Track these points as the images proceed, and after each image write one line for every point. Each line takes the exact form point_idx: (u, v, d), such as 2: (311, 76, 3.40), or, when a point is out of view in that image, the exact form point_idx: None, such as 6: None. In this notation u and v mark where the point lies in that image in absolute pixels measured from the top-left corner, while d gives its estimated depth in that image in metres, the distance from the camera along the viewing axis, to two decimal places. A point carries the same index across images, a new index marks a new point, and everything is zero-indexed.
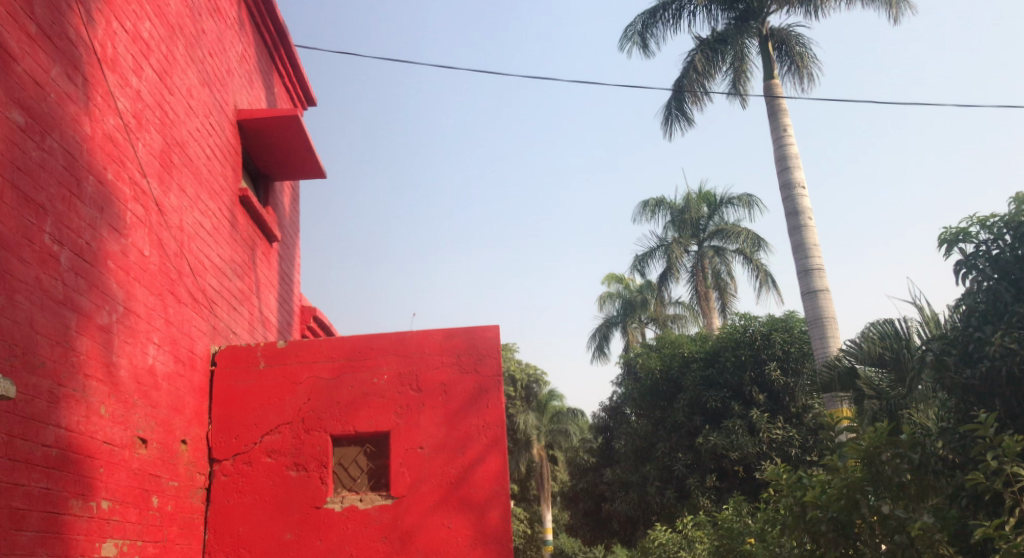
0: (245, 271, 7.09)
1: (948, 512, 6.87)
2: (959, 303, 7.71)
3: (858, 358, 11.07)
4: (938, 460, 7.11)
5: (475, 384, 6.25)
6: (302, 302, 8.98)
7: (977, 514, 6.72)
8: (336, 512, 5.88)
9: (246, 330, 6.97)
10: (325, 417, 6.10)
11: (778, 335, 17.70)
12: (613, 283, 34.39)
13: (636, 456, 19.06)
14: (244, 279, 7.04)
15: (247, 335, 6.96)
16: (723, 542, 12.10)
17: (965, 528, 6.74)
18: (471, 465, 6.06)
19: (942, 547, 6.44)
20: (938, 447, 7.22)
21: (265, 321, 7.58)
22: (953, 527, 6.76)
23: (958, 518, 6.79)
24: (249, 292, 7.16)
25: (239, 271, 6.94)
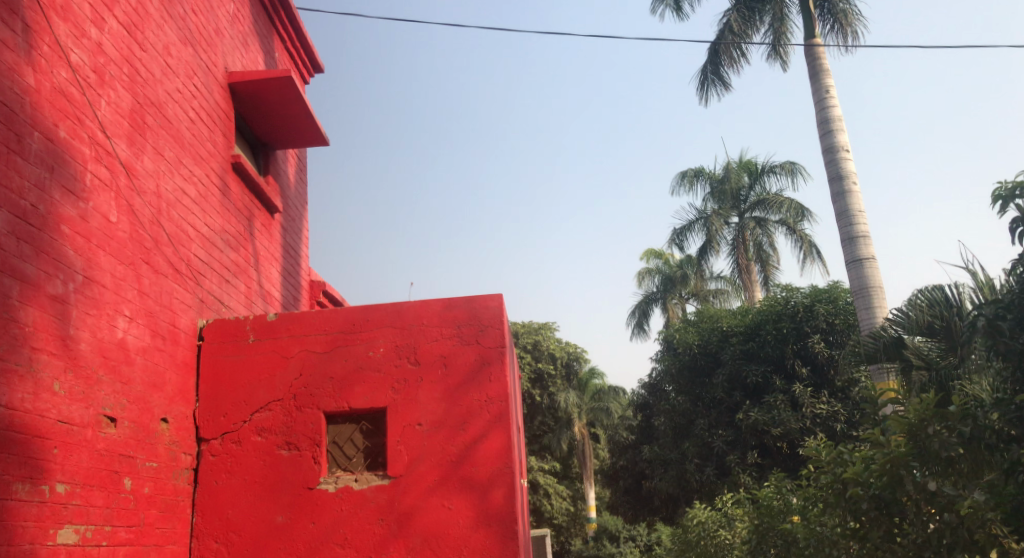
0: (245, 243, 6.69)
1: (1004, 488, 6.17)
2: (1015, 266, 7.21)
3: (906, 328, 10.43)
4: (992, 434, 6.35)
5: (477, 356, 5.91)
6: (311, 276, 8.60)
7: None
8: (330, 493, 5.58)
9: (245, 305, 6.56)
10: (317, 393, 5.76)
11: (822, 307, 16.92)
12: (653, 259, 33.69)
13: (676, 432, 18.62)
14: (243, 250, 6.64)
15: (245, 310, 6.54)
16: (764, 520, 11.61)
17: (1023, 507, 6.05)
18: (473, 442, 5.73)
19: (995, 525, 5.88)
20: (993, 420, 6.41)
21: (266, 296, 7.16)
22: (1009, 507, 6.18)
23: (1017, 497, 6.09)
24: (250, 265, 6.76)
25: (237, 243, 6.55)
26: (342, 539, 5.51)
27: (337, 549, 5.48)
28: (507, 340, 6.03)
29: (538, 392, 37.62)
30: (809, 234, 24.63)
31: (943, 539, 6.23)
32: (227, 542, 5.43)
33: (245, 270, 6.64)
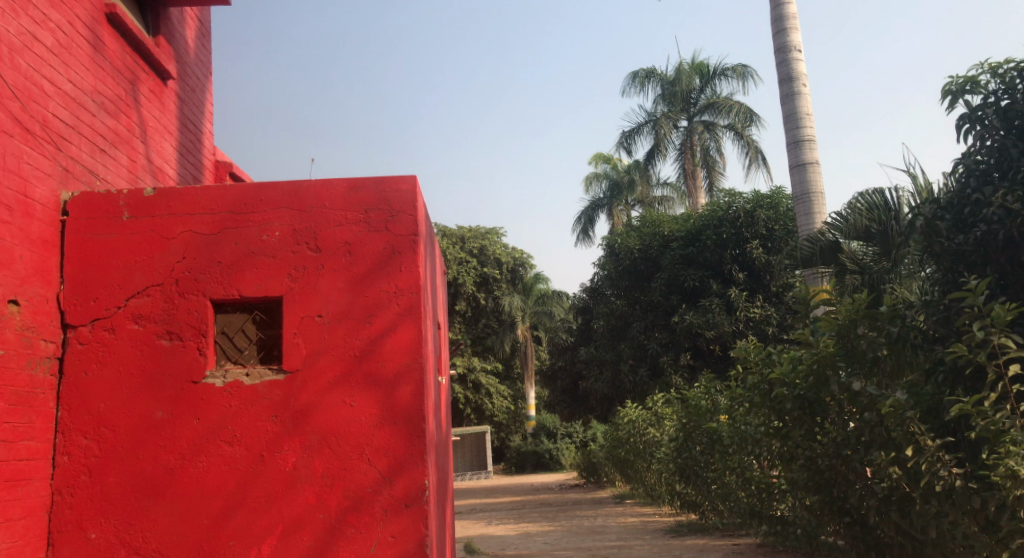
0: (128, 109, 5.96)
1: (924, 387, 6.89)
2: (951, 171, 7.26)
3: (842, 232, 10.26)
4: (916, 333, 7.11)
5: (386, 245, 5.38)
6: (215, 156, 7.92)
7: (952, 390, 6.70)
8: (217, 388, 5.10)
9: (129, 178, 5.89)
10: (203, 279, 5.18)
11: (762, 212, 16.63)
12: (601, 163, 33.10)
13: (612, 334, 18.54)
14: (125, 117, 5.92)
15: (129, 183, 5.88)
16: (691, 419, 11.64)
17: (938, 404, 6.76)
18: (380, 337, 5.29)
19: (912, 423, 6.54)
20: (918, 320, 7.18)
21: (158, 172, 6.48)
22: (927, 404, 6.79)
23: (932, 395, 6.82)
24: (136, 134, 6.05)
25: (120, 108, 5.83)
26: (230, 436, 5.07)
27: (225, 447, 5.05)
28: (420, 227, 5.49)
29: (482, 295, 37.32)
30: (756, 140, 24.28)
31: (862, 437, 7.06)
32: (97, 439, 4.96)
33: (129, 139, 5.93)
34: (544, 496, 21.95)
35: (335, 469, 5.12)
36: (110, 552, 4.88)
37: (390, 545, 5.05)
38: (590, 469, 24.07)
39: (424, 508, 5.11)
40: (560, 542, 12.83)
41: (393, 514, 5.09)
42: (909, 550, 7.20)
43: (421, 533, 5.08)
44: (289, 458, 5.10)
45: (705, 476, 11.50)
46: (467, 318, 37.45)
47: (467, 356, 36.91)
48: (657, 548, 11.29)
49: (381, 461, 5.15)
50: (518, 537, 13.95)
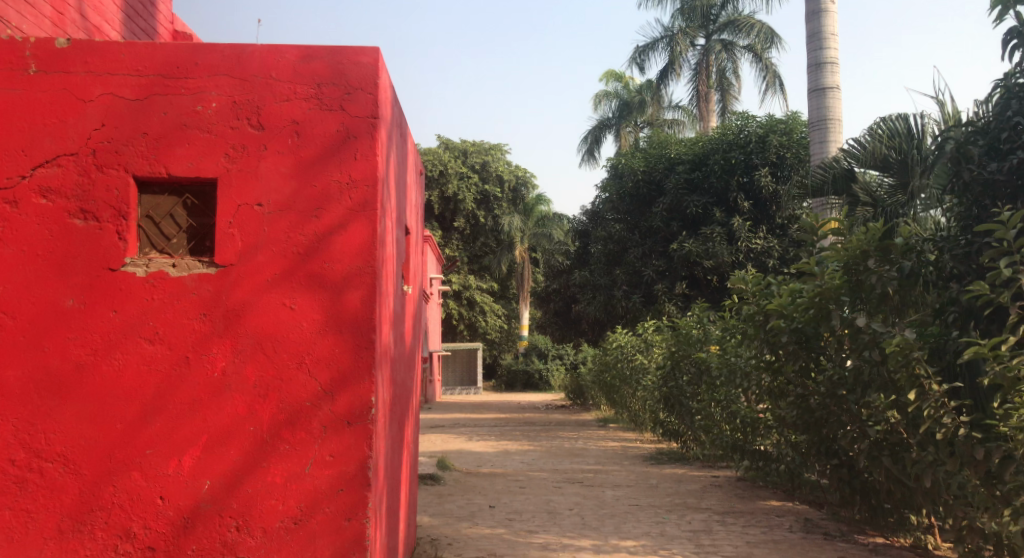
0: None
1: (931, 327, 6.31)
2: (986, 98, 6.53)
3: (859, 160, 9.53)
4: (930, 269, 6.42)
5: (339, 127, 4.68)
6: (173, 25, 7.15)
7: (965, 332, 6.09)
8: (137, 279, 4.48)
9: (50, 27, 5.20)
10: (125, 152, 4.51)
11: (775, 138, 15.59)
12: (612, 81, 31.91)
13: (608, 259, 17.89)
14: None
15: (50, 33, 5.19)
16: (680, 347, 11.11)
17: (947, 346, 6.11)
18: (328, 233, 4.63)
19: (919, 365, 5.85)
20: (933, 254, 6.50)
21: (95, 30, 5.75)
22: (932, 345, 6.16)
23: (939, 335, 6.21)
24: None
25: None
26: (150, 333, 4.48)
27: (145, 345, 4.47)
28: (381, 109, 4.79)
29: (482, 213, 36.54)
30: (775, 63, 23.17)
31: (862, 377, 6.52)
32: None
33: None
34: (528, 415, 21.65)
35: (270, 378, 4.54)
36: (8, 451, 4.36)
37: (327, 465, 4.51)
38: (577, 391, 23.84)
39: (368, 428, 4.56)
40: (537, 462, 12.43)
41: (333, 432, 4.54)
42: (898, 497, 6.73)
43: (363, 454, 4.54)
44: (217, 363, 4.51)
45: (690, 406, 11.05)
46: (465, 234, 36.81)
47: (462, 272, 36.41)
48: (634, 475, 10.90)
49: (323, 372, 4.56)
50: (495, 454, 13.56)
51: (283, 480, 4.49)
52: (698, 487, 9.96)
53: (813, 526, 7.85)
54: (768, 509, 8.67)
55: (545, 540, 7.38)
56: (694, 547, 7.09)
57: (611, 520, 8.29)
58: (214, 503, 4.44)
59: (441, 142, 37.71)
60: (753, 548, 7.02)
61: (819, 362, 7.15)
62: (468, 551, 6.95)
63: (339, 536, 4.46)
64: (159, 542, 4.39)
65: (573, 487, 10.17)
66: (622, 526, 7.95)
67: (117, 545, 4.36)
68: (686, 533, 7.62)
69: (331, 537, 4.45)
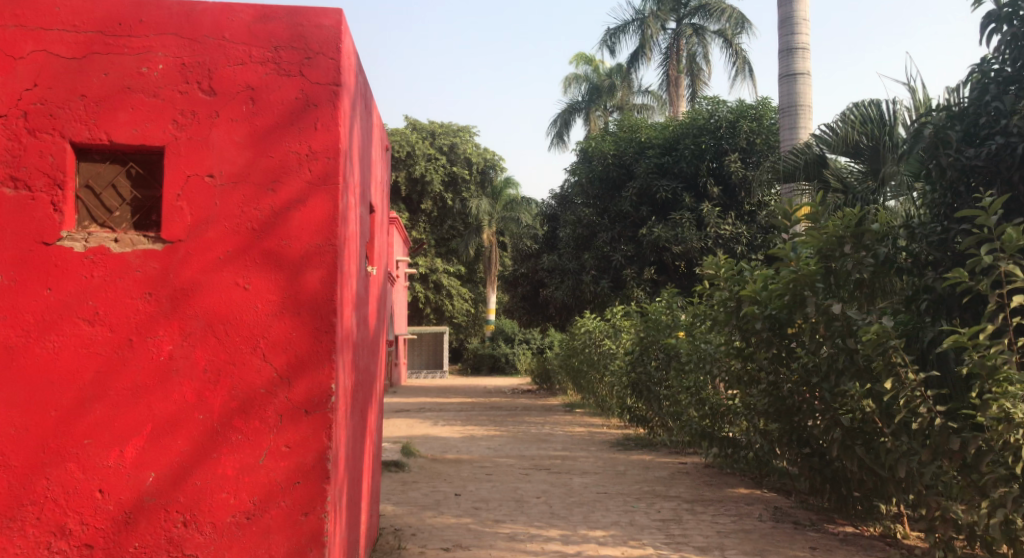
0: None
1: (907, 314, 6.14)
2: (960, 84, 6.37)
3: (830, 146, 9.38)
4: (906, 256, 6.24)
5: (298, 94, 4.38)
6: None
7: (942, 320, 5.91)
8: (75, 254, 4.21)
9: None
10: (60, 116, 4.25)
11: (744, 124, 15.49)
12: (582, 64, 31.57)
13: (577, 244, 17.67)
14: None
15: None
16: (649, 333, 10.94)
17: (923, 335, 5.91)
18: (285, 209, 4.34)
19: (896, 354, 5.66)
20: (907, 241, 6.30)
21: None
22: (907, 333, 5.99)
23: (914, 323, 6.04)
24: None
25: None
26: (90, 313, 4.20)
27: (83, 326, 4.19)
28: (344, 76, 4.49)
29: (450, 196, 36.16)
30: (745, 49, 23.07)
31: (836, 366, 6.36)
32: None
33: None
34: (495, 400, 21.41)
35: (220, 364, 4.25)
36: None
37: (283, 456, 4.24)
38: (544, 375, 23.67)
39: (328, 417, 4.29)
40: (503, 448, 12.21)
41: (290, 421, 4.26)
42: (869, 487, 6.59)
43: (322, 444, 4.27)
44: (164, 346, 4.22)
45: (658, 392, 10.89)
46: (433, 217, 36.47)
47: (429, 256, 36.02)
48: (601, 461, 10.73)
49: (279, 357, 4.28)
50: (461, 440, 13.31)
51: (235, 472, 4.21)
52: (666, 474, 9.81)
53: (783, 514, 7.64)
54: (737, 497, 8.51)
55: (512, 530, 7.17)
56: (664, 538, 6.91)
57: (579, 508, 8.11)
58: (159, 497, 4.16)
59: (409, 123, 37.21)
60: (724, 539, 6.85)
61: (793, 350, 6.97)
62: (432, 541, 6.70)
63: (295, 532, 4.20)
64: (97, 538, 4.12)
65: (541, 474, 9.98)
66: (591, 515, 7.76)
67: (51, 542, 4.10)
68: (655, 523, 7.45)
69: (287, 532, 4.19)
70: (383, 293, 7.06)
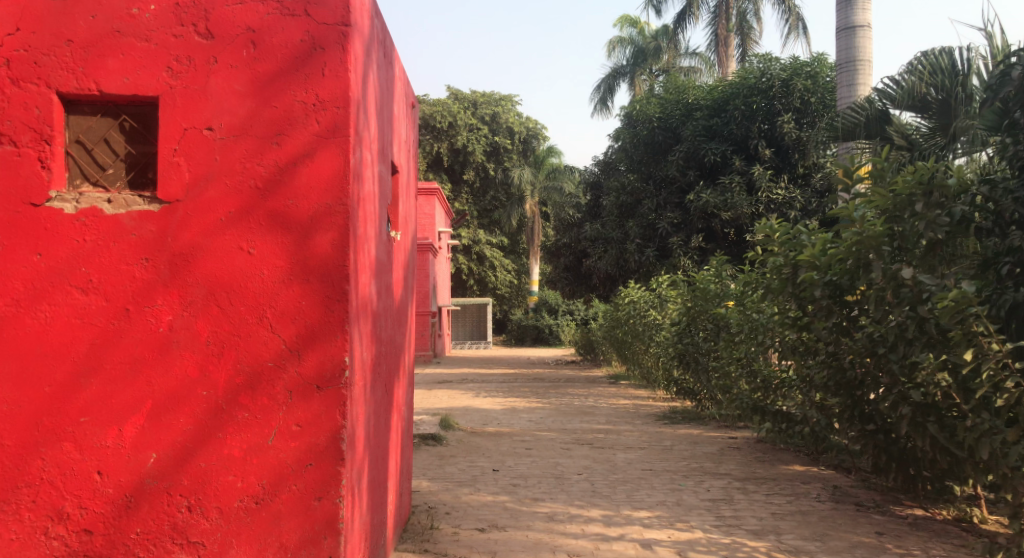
0: None
1: (986, 279, 5.47)
2: None
3: (896, 100, 8.65)
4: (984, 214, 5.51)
5: (304, 36, 3.95)
6: None
7: None
8: (65, 215, 3.86)
9: None
10: (46, 64, 3.90)
11: (800, 82, 14.52)
12: (626, 26, 30.65)
13: (620, 211, 17.11)
14: None
15: None
16: (697, 302, 10.37)
17: (1006, 300, 5.23)
18: (292, 164, 3.92)
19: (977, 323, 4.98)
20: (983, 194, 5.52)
21: None
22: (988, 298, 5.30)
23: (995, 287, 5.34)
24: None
25: None
26: (84, 281, 3.85)
27: (77, 295, 3.84)
28: (354, 16, 4.04)
29: (492, 166, 35.65)
30: (798, 5, 22.02)
31: (906, 336, 5.75)
32: None
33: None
34: (538, 372, 21.01)
35: (224, 335, 3.87)
36: None
37: (293, 436, 3.86)
38: (588, 346, 23.23)
39: (341, 393, 3.89)
40: (545, 420, 11.80)
41: (300, 398, 3.87)
42: (943, 467, 5.99)
43: (336, 423, 3.88)
44: (163, 316, 3.85)
45: (706, 364, 10.33)
46: (475, 188, 36.07)
47: (472, 226, 35.65)
48: (647, 436, 10.24)
49: (287, 329, 3.88)
50: (502, 412, 12.94)
51: (243, 453, 3.84)
52: (715, 449, 9.30)
53: (844, 495, 7.09)
54: (792, 475, 7.97)
55: (551, 509, 6.76)
56: (714, 520, 6.43)
57: (622, 486, 7.65)
58: (162, 479, 3.81)
59: (451, 93, 36.69)
60: (780, 522, 6.35)
61: (857, 320, 6.37)
62: (465, 521, 6.32)
63: (308, 519, 3.81)
64: (97, 523, 3.79)
65: (583, 449, 9.55)
66: (635, 495, 7.30)
67: (48, 527, 3.79)
68: (705, 503, 6.97)
69: (299, 519, 3.81)
70: (410, 260, 6.66)
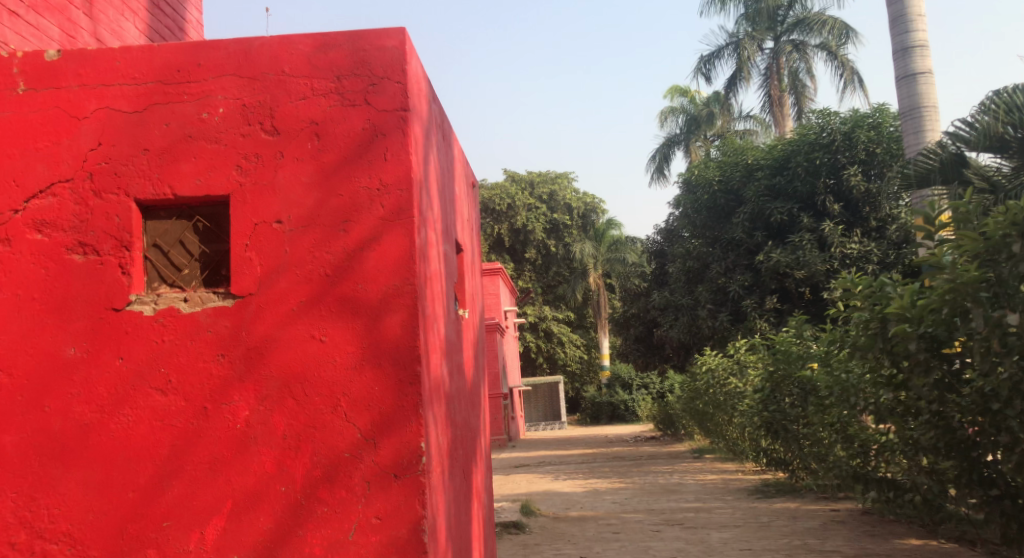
0: None
1: None
2: None
3: (971, 143, 8.33)
4: None
5: (366, 124, 3.97)
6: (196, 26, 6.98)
7: None
8: (145, 319, 3.86)
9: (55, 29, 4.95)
10: (124, 173, 3.97)
11: (863, 133, 14.27)
12: (677, 96, 30.81)
13: (688, 278, 16.82)
14: None
15: (44, 39, 4.84)
16: (780, 367, 9.96)
17: None
18: (360, 250, 3.89)
19: None
20: None
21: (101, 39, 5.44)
22: None
23: None
24: (74, 3, 5.18)
25: None
26: (163, 382, 3.83)
27: (156, 397, 3.81)
28: (413, 100, 4.06)
29: (553, 242, 35.75)
30: (852, 59, 21.83)
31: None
32: None
33: (61, 7, 5.03)
34: (617, 450, 20.46)
35: (300, 428, 3.78)
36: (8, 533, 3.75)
37: (374, 530, 3.71)
38: (667, 420, 22.60)
39: (419, 481, 3.74)
40: (631, 501, 11.37)
41: (379, 489, 3.73)
42: None
43: (416, 513, 3.72)
44: (240, 413, 3.79)
45: (797, 432, 9.84)
46: (538, 266, 36.15)
47: (538, 304, 35.58)
48: (741, 513, 9.74)
49: (363, 417, 3.77)
50: (585, 495, 12.54)
51: (324, 551, 3.70)
52: (817, 524, 8.77)
53: None
54: (905, 548, 7.42)
55: None
56: None
57: None
58: None
59: (508, 175, 37.22)
60: None
61: (960, 373, 5.97)
62: None
63: None
64: None
65: (674, 530, 9.11)
66: None
67: None
68: None
69: None
70: (479, 341, 6.56)
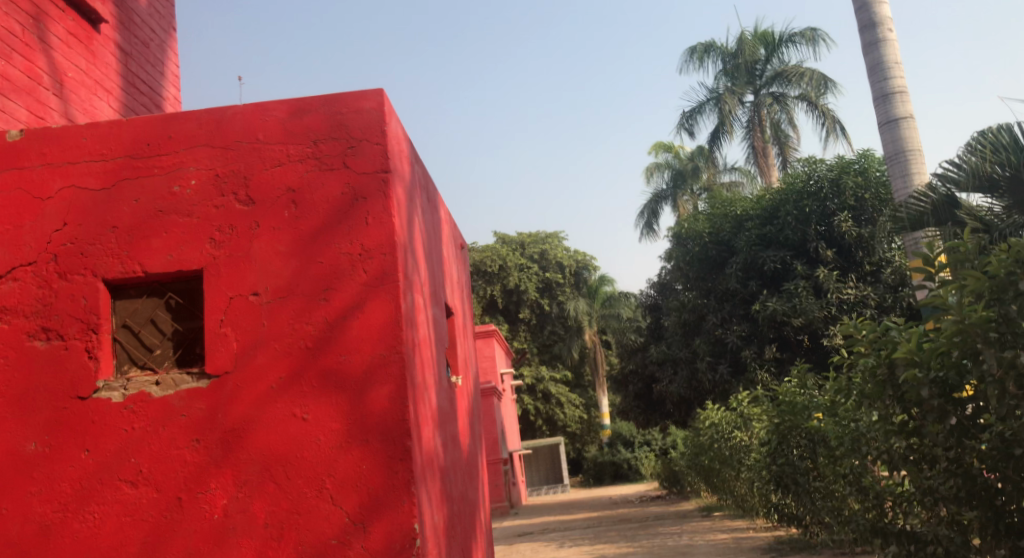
0: (31, 53, 4.99)
1: None
2: None
3: (962, 184, 8.21)
4: None
5: (344, 188, 3.81)
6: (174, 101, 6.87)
7: None
8: (114, 405, 3.64)
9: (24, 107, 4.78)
10: (90, 253, 3.78)
11: (850, 179, 14.30)
12: (662, 152, 31.02)
13: (684, 330, 16.57)
14: (25, 60, 4.91)
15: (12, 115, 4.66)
16: (785, 419, 9.67)
17: None
18: (342, 319, 3.69)
19: None
20: None
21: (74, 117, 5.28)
22: None
23: None
24: (44, 84, 5.03)
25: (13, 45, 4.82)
26: (135, 473, 3.58)
27: (127, 489, 3.56)
28: (394, 161, 3.92)
29: (546, 301, 35.59)
30: (832, 108, 22.04)
31: None
32: None
33: (31, 88, 4.88)
34: (623, 511, 19.94)
35: (283, 514, 3.52)
36: None
37: None
38: (673, 478, 22.12)
39: None
40: None
41: None
42: None
43: None
44: (218, 501, 3.54)
45: (808, 486, 9.49)
46: (533, 325, 35.89)
47: (534, 364, 35.20)
48: None
49: (350, 498, 3.52)
50: None
51: None
52: None
53: None
54: None
55: None
56: None
57: None
58: None
59: (498, 237, 37.25)
60: None
61: (976, 418, 5.04)
62: None
63: None
64: None
65: None
66: None
67: None
68: None
69: None
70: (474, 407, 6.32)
